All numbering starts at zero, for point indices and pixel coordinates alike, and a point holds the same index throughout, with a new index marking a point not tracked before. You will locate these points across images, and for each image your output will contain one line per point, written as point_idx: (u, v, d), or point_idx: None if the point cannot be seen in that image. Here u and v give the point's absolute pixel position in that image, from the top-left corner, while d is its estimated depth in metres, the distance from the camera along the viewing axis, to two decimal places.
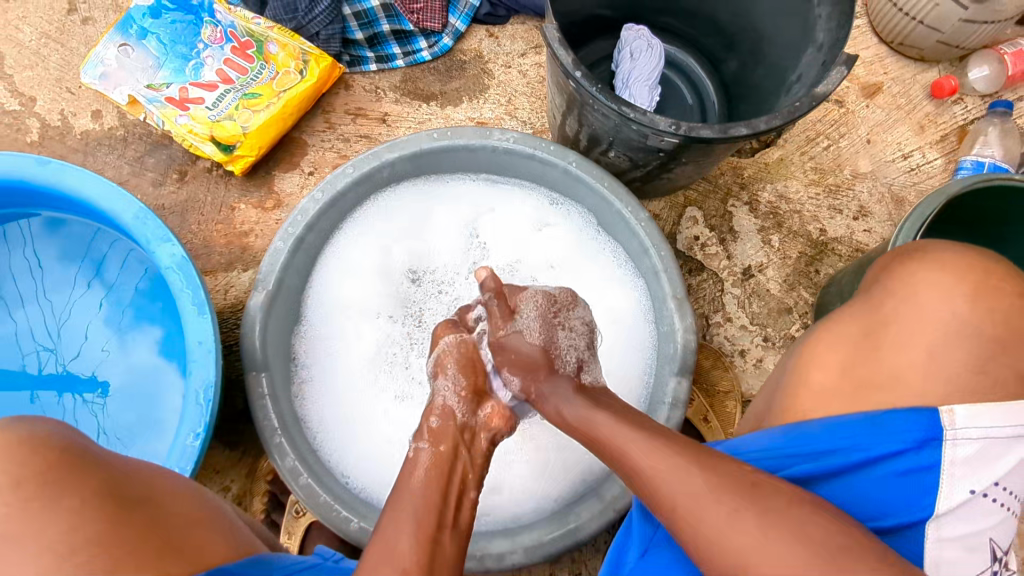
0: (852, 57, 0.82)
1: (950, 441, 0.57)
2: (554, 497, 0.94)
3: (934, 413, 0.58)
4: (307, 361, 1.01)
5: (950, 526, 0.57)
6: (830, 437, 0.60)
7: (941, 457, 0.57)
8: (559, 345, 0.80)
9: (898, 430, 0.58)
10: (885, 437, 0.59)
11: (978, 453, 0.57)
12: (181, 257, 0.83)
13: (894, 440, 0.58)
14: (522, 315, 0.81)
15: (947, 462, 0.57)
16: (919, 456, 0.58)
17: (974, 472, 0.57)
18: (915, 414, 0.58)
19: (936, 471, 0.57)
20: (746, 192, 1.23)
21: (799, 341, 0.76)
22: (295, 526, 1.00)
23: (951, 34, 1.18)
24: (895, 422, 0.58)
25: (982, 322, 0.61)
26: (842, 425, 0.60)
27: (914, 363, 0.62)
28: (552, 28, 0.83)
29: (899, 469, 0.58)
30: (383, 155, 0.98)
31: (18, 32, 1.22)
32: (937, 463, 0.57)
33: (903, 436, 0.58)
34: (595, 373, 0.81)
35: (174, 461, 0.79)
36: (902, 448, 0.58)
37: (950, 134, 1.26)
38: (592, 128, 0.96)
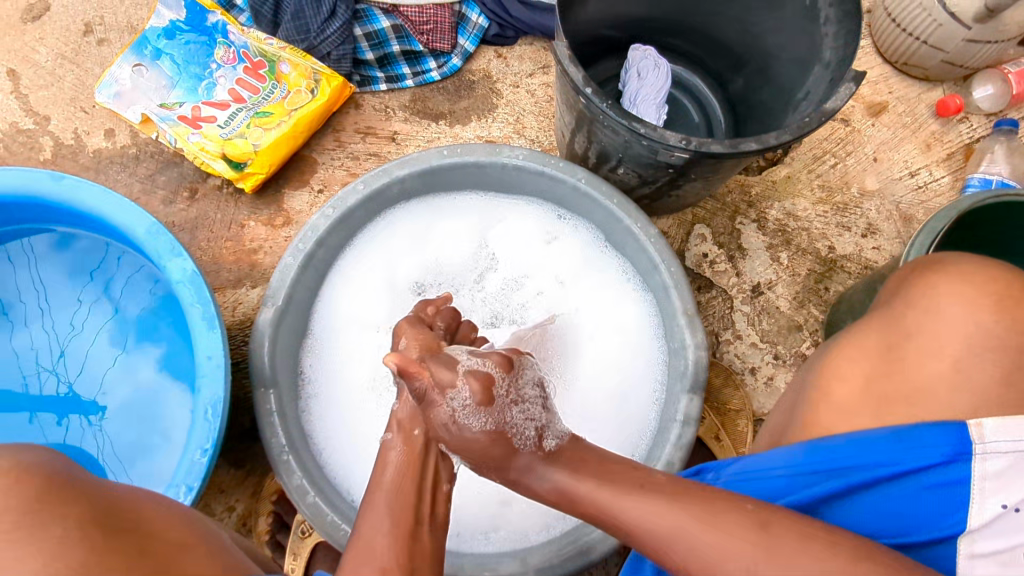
0: (860, 74, 0.82)
1: (979, 455, 0.56)
2: (561, 514, 0.92)
3: (961, 427, 0.56)
4: (315, 375, 1.00)
5: (984, 541, 0.55)
6: (854, 452, 0.59)
7: (971, 472, 0.56)
8: (508, 425, 0.60)
9: (927, 444, 0.57)
10: (913, 451, 0.57)
11: (1009, 468, 0.55)
12: (192, 271, 0.83)
13: (923, 455, 0.57)
14: (472, 363, 0.64)
15: (977, 477, 0.56)
16: (947, 470, 0.57)
17: (1005, 487, 0.55)
18: (944, 428, 0.57)
19: (966, 486, 0.56)
20: (754, 210, 1.23)
21: (817, 354, 0.75)
22: (300, 547, 0.98)
23: (955, 53, 1.20)
24: (922, 436, 0.57)
25: (1009, 334, 0.61)
26: (866, 440, 0.59)
27: (937, 374, 0.62)
28: (563, 45, 0.84)
29: (924, 482, 0.58)
30: (394, 172, 0.98)
31: (35, 53, 1.24)
32: (966, 478, 0.56)
33: (931, 450, 0.57)
34: (561, 430, 0.63)
35: (180, 478, 0.78)
36: (932, 462, 0.57)
37: (956, 152, 1.26)
38: (601, 145, 0.97)
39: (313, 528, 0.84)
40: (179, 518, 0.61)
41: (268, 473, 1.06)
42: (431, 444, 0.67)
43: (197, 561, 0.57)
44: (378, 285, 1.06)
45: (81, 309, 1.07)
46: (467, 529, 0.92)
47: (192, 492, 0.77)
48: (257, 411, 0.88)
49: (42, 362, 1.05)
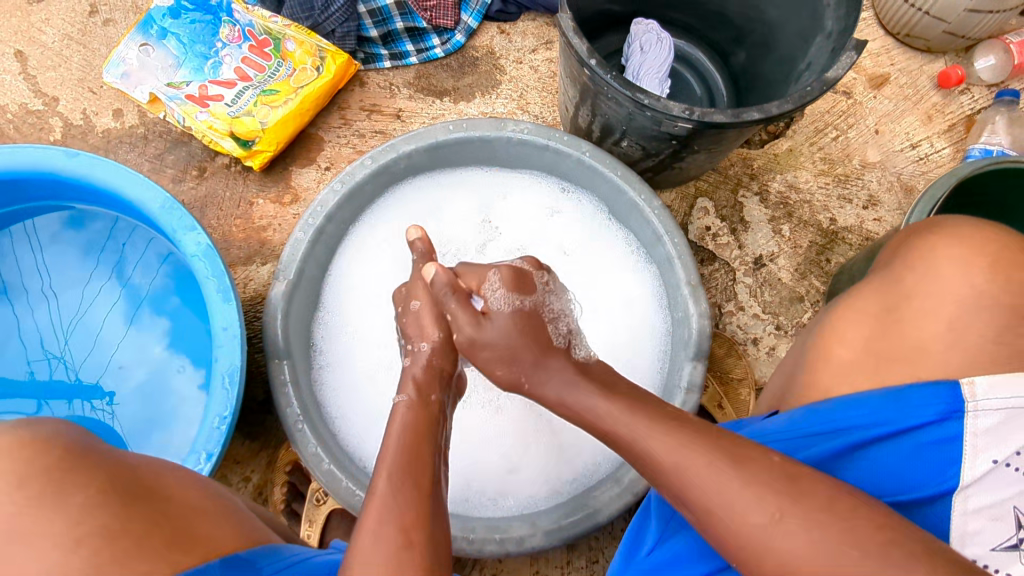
0: (862, 43, 0.83)
1: (971, 412, 0.56)
2: (570, 479, 0.96)
3: (954, 387, 0.57)
4: (327, 345, 1.03)
5: (976, 497, 0.56)
6: (847, 413, 0.61)
7: (963, 429, 0.57)
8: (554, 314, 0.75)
9: (918, 404, 0.58)
10: (907, 410, 0.59)
11: (1000, 424, 0.56)
12: (207, 246, 0.84)
13: (917, 413, 0.58)
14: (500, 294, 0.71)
15: (970, 434, 0.56)
16: (942, 427, 0.57)
17: (995, 442, 0.56)
18: (937, 388, 0.58)
19: (958, 443, 0.57)
20: (756, 182, 1.24)
21: (820, 319, 0.77)
22: (315, 515, 1.00)
23: (956, 24, 1.20)
24: (917, 396, 0.58)
25: (1003, 294, 0.61)
26: (862, 401, 0.61)
27: (939, 336, 0.62)
28: (567, 17, 0.85)
29: (920, 440, 0.58)
30: (400, 147, 1.00)
31: (41, 34, 1.24)
32: (958, 435, 0.57)
33: (924, 409, 0.58)
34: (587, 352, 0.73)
35: (201, 443, 0.80)
36: (924, 421, 0.58)
37: (957, 124, 1.27)
38: (605, 118, 0.98)
39: (328, 492, 0.87)
40: (199, 487, 0.64)
41: (283, 444, 1.09)
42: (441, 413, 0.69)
43: (218, 520, 0.60)
44: (390, 258, 1.08)
45: (94, 287, 1.09)
46: (478, 495, 0.95)
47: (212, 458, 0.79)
48: (272, 381, 0.90)
49: (57, 340, 1.08)
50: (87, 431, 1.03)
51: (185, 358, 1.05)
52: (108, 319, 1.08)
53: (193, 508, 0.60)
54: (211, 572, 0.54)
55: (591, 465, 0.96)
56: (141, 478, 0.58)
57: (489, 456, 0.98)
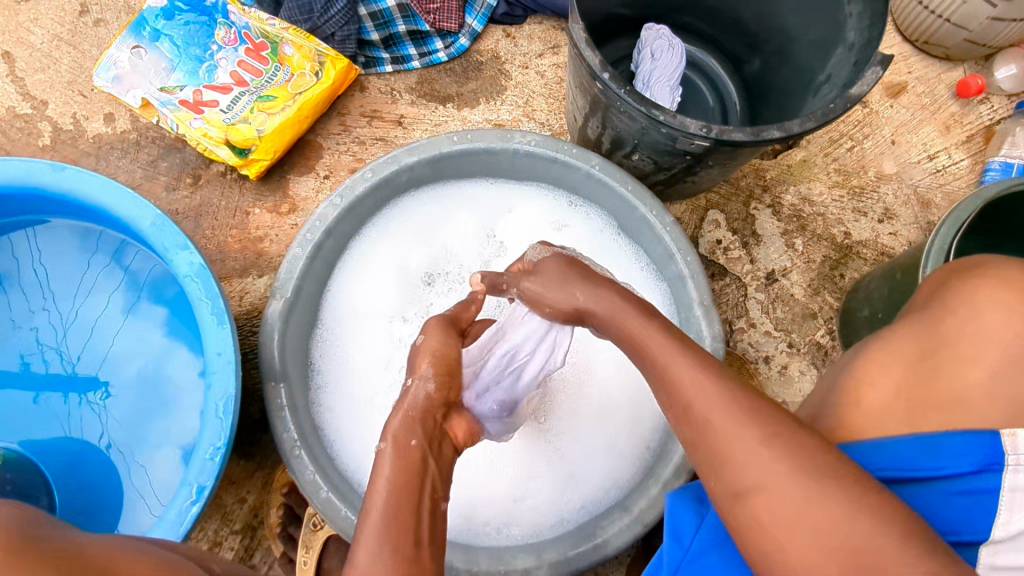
0: (888, 57, 0.79)
1: (1011, 466, 0.51)
2: (578, 507, 0.92)
3: (995, 437, 0.52)
4: (325, 366, 0.99)
5: (1006, 555, 0.50)
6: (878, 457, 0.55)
7: (1001, 482, 0.51)
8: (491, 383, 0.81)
9: (954, 452, 0.52)
10: (940, 460, 0.53)
11: None
12: (200, 266, 0.81)
13: (950, 462, 0.52)
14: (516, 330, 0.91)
15: (1009, 489, 0.51)
16: (976, 479, 0.52)
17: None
18: (972, 438, 0.52)
19: (995, 496, 0.51)
20: (769, 194, 1.20)
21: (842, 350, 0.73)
22: (313, 540, 0.97)
23: (977, 31, 1.16)
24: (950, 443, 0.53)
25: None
26: (890, 444, 0.55)
27: (978, 384, 0.56)
28: (579, 28, 0.81)
29: (948, 489, 0.52)
30: (403, 158, 0.96)
31: (30, 34, 1.20)
32: (997, 489, 0.51)
33: (961, 458, 0.52)
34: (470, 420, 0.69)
35: (192, 475, 0.76)
36: (959, 471, 0.52)
37: (975, 135, 1.23)
38: (617, 131, 0.94)
39: (327, 522, 0.84)
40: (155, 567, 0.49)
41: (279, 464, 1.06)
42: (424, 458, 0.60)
43: None
44: (390, 275, 1.04)
45: (81, 300, 1.04)
46: (483, 524, 0.92)
47: (204, 491, 0.75)
48: (268, 404, 0.87)
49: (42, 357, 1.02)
50: (76, 453, 0.97)
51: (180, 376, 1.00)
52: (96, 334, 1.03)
53: None
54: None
55: (600, 491, 0.93)
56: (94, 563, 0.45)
57: (491, 485, 0.94)
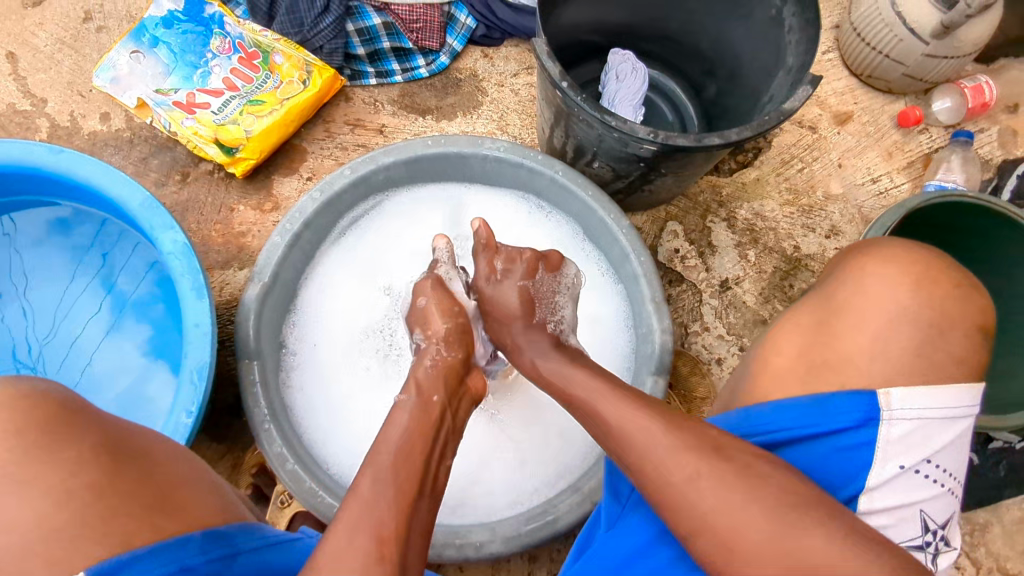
0: (816, 78, 0.89)
1: (886, 419, 0.63)
2: (531, 491, 0.97)
3: (872, 396, 0.63)
4: (298, 353, 1.04)
5: (881, 499, 0.62)
6: (781, 415, 0.66)
7: (877, 435, 0.63)
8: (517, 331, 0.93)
9: (841, 410, 0.63)
10: (828, 415, 0.64)
11: (910, 431, 0.62)
12: (183, 243, 0.86)
13: (838, 417, 0.63)
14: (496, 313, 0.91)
15: (882, 441, 0.62)
16: (857, 433, 0.63)
17: (904, 448, 0.62)
18: (857, 396, 0.63)
19: (871, 447, 0.63)
20: (724, 209, 1.29)
21: (757, 337, 0.82)
22: (278, 517, 1.00)
23: (914, 67, 1.27)
24: (838, 403, 0.63)
25: (937, 313, 0.67)
26: (792, 406, 0.66)
27: (863, 347, 0.67)
28: (542, 42, 0.90)
29: (837, 443, 0.63)
30: (380, 158, 1.03)
31: (34, 37, 1.27)
32: (872, 440, 0.62)
33: (845, 415, 0.63)
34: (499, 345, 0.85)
35: (165, 437, 0.81)
36: (844, 426, 0.63)
37: (916, 161, 1.34)
38: (578, 139, 1.02)
39: (291, 493, 0.88)
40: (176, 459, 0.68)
41: (249, 448, 1.10)
42: (441, 414, 0.74)
43: (195, 494, 0.65)
44: (359, 279, 1.11)
45: (90, 294, 1.12)
46: (440, 505, 0.96)
47: None
48: (241, 381, 0.91)
49: (50, 345, 1.10)
50: None
51: (167, 371, 1.07)
52: (84, 317, 1.11)
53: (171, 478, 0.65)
54: (192, 544, 0.58)
55: (554, 475, 0.98)
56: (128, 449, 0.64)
57: None
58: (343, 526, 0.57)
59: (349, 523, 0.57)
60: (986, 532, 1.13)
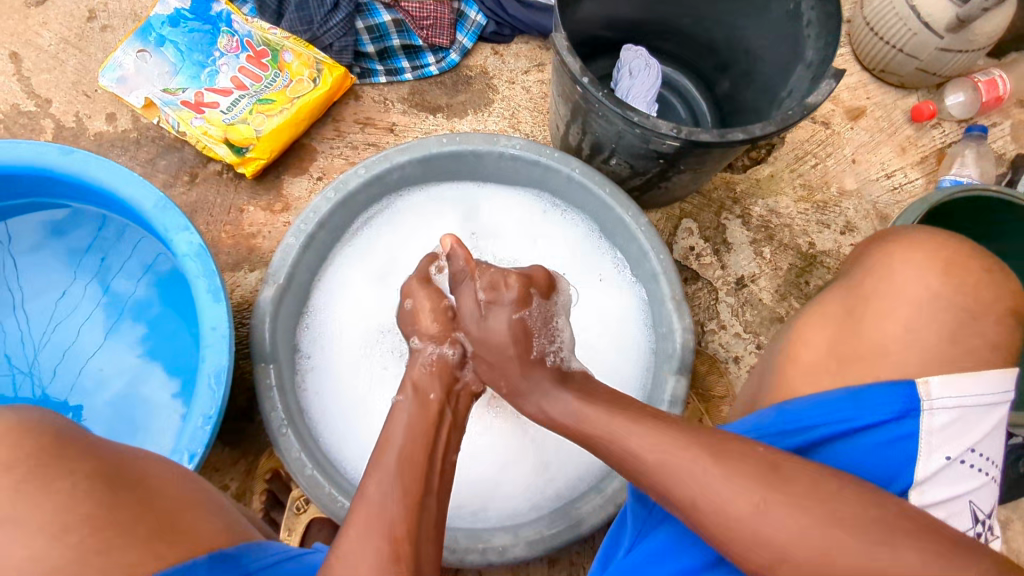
0: (840, 72, 0.88)
1: (926, 410, 0.62)
2: (551, 494, 0.96)
3: (911, 386, 0.63)
4: (312, 355, 1.03)
5: (930, 492, 0.62)
6: (818, 411, 0.64)
7: (919, 426, 0.62)
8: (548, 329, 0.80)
9: (879, 403, 0.63)
10: (865, 408, 0.63)
11: (952, 420, 0.62)
12: (199, 245, 0.84)
13: (877, 411, 0.63)
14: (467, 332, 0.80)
15: (924, 431, 0.62)
16: (898, 426, 0.63)
17: (947, 438, 0.62)
18: (893, 388, 0.63)
19: (914, 440, 0.62)
20: (739, 206, 1.28)
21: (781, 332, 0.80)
22: (295, 523, 1.00)
23: (928, 61, 1.26)
24: (877, 396, 0.63)
25: (972, 304, 0.67)
26: (829, 401, 0.65)
27: (895, 336, 0.66)
28: (561, 37, 0.88)
29: (879, 437, 0.63)
30: (394, 157, 1.01)
31: (37, 37, 1.25)
32: (915, 431, 0.62)
33: (884, 407, 0.63)
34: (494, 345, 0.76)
35: (183, 444, 0.80)
36: (884, 419, 0.63)
37: (929, 156, 1.33)
38: (595, 136, 1.00)
39: (311, 499, 0.86)
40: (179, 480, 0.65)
41: (263, 452, 1.08)
42: (440, 412, 0.72)
43: (204, 516, 0.62)
44: (372, 281, 1.09)
45: (97, 294, 1.10)
46: (460, 509, 0.95)
47: (195, 458, 0.78)
48: (257, 385, 0.90)
49: (56, 347, 1.08)
50: None
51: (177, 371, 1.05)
52: (77, 326, 1.09)
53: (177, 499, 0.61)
54: (197, 569, 0.54)
55: (574, 478, 0.97)
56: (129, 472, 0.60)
57: (465, 468, 0.98)
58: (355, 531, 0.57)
59: (367, 526, 0.57)
60: (1006, 529, 1.12)
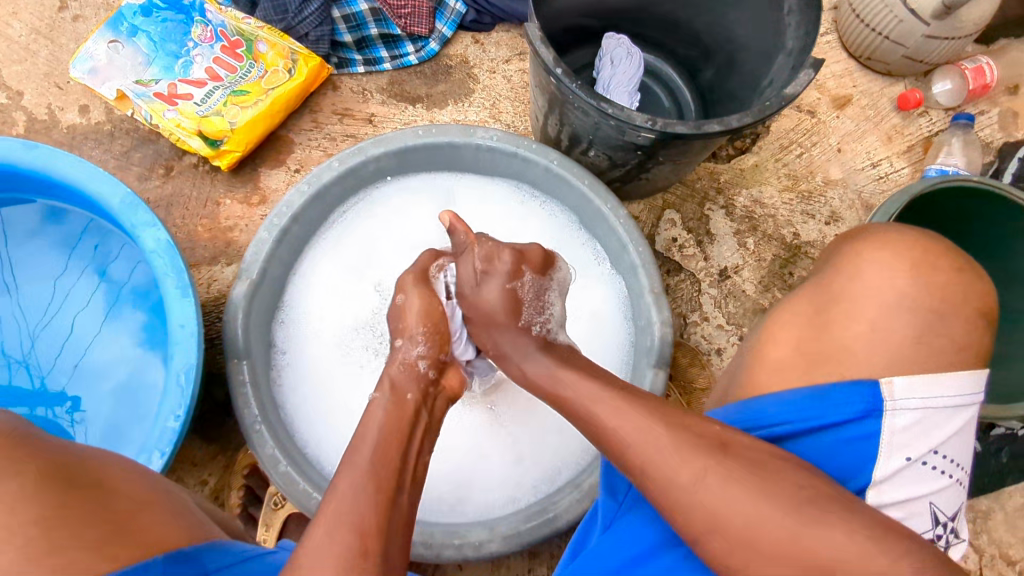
0: (819, 61, 0.86)
1: (890, 410, 0.62)
2: (529, 487, 0.95)
3: (874, 386, 0.62)
4: (288, 351, 1.02)
5: (888, 493, 0.62)
6: (782, 411, 0.64)
7: (881, 426, 0.62)
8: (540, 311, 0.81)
9: (843, 402, 0.62)
10: (829, 408, 0.63)
11: (914, 421, 0.62)
12: (166, 241, 0.83)
13: (839, 410, 0.62)
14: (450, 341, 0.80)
15: (888, 432, 0.62)
16: (861, 425, 0.62)
17: (909, 440, 0.62)
18: (859, 387, 0.62)
19: (875, 440, 0.62)
20: (722, 196, 1.26)
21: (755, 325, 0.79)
22: (273, 519, 0.99)
23: (915, 48, 1.24)
24: (839, 396, 0.62)
25: (942, 300, 0.66)
26: (792, 401, 0.64)
27: (861, 336, 0.66)
28: (534, 27, 0.86)
29: (840, 436, 0.63)
30: (369, 150, 0.99)
31: (7, 27, 1.23)
32: (876, 432, 0.62)
33: (847, 407, 0.62)
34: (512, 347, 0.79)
35: (152, 443, 0.79)
36: (847, 418, 0.62)
37: (915, 145, 1.31)
38: (573, 127, 0.99)
39: (284, 495, 0.86)
40: (146, 481, 0.65)
41: (241, 447, 1.07)
42: (417, 410, 0.71)
43: (166, 515, 0.61)
44: (349, 277, 1.08)
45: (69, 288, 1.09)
46: (436, 504, 0.94)
47: (164, 457, 0.77)
48: (230, 382, 0.89)
49: (28, 343, 1.07)
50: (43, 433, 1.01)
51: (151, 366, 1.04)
52: (43, 328, 1.07)
53: (139, 499, 0.61)
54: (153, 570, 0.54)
55: (551, 471, 0.96)
56: (90, 471, 0.60)
57: (442, 462, 0.97)
58: (316, 535, 0.56)
59: (326, 528, 0.56)
60: (987, 519, 1.12)
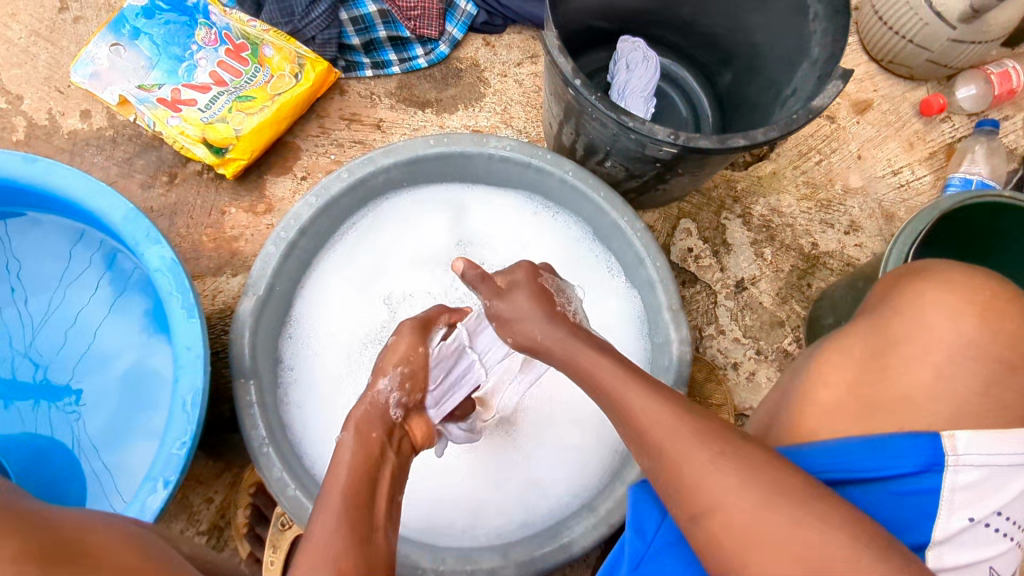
0: (848, 72, 0.83)
1: (953, 466, 0.59)
2: (544, 511, 0.93)
3: (936, 439, 0.60)
4: (295, 367, 0.99)
5: (950, 555, 0.59)
6: (832, 460, 0.61)
7: (942, 483, 0.59)
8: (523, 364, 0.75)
9: (902, 453, 0.60)
10: (887, 460, 0.60)
11: (976, 479, 0.59)
12: (172, 259, 0.80)
13: (897, 463, 0.60)
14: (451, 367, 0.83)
15: (947, 488, 0.59)
16: (919, 480, 0.60)
17: (971, 499, 0.59)
18: (920, 440, 0.60)
19: (936, 496, 0.59)
20: (739, 205, 1.23)
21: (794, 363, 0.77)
22: (280, 540, 0.97)
23: (939, 53, 1.20)
24: (898, 446, 0.60)
25: (974, 333, 0.64)
26: (842, 448, 0.62)
27: (920, 383, 0.64)
28: (553, 36, 0.83)
29: (896, 490, 0.60)
30: (379, 160, 0.96)
31: (6, 29, 1.20)
32: (937, 488, 0.59)
33: (904, 460, 0.60)
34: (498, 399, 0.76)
35: (157, 471, 0.76)
36: (904, 471, 0.60)
37: (938, 152, 1.28)
38: (589, 138, 0.96)
39: (293, 519, 0.83)
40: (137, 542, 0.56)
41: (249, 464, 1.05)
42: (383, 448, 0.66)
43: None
44: (357, 289, 1.05)
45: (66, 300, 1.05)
46: (451, 528, 0.92)
47: (169, 485, 0.75)
48: (237, 402, 0.86)
49: (23, 356, 1.03)
50: (43, 448, 0.98)
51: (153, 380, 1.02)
52: (40, 342, 1.04)
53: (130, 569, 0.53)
54: None
55: (566, 496, 0.94)
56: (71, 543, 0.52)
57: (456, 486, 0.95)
58: None
59: None
60: None
